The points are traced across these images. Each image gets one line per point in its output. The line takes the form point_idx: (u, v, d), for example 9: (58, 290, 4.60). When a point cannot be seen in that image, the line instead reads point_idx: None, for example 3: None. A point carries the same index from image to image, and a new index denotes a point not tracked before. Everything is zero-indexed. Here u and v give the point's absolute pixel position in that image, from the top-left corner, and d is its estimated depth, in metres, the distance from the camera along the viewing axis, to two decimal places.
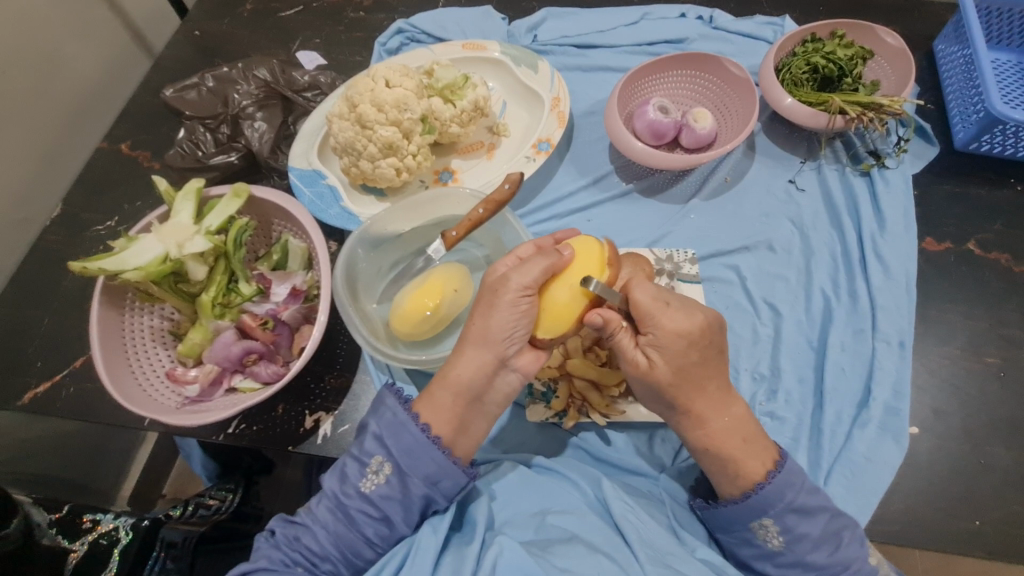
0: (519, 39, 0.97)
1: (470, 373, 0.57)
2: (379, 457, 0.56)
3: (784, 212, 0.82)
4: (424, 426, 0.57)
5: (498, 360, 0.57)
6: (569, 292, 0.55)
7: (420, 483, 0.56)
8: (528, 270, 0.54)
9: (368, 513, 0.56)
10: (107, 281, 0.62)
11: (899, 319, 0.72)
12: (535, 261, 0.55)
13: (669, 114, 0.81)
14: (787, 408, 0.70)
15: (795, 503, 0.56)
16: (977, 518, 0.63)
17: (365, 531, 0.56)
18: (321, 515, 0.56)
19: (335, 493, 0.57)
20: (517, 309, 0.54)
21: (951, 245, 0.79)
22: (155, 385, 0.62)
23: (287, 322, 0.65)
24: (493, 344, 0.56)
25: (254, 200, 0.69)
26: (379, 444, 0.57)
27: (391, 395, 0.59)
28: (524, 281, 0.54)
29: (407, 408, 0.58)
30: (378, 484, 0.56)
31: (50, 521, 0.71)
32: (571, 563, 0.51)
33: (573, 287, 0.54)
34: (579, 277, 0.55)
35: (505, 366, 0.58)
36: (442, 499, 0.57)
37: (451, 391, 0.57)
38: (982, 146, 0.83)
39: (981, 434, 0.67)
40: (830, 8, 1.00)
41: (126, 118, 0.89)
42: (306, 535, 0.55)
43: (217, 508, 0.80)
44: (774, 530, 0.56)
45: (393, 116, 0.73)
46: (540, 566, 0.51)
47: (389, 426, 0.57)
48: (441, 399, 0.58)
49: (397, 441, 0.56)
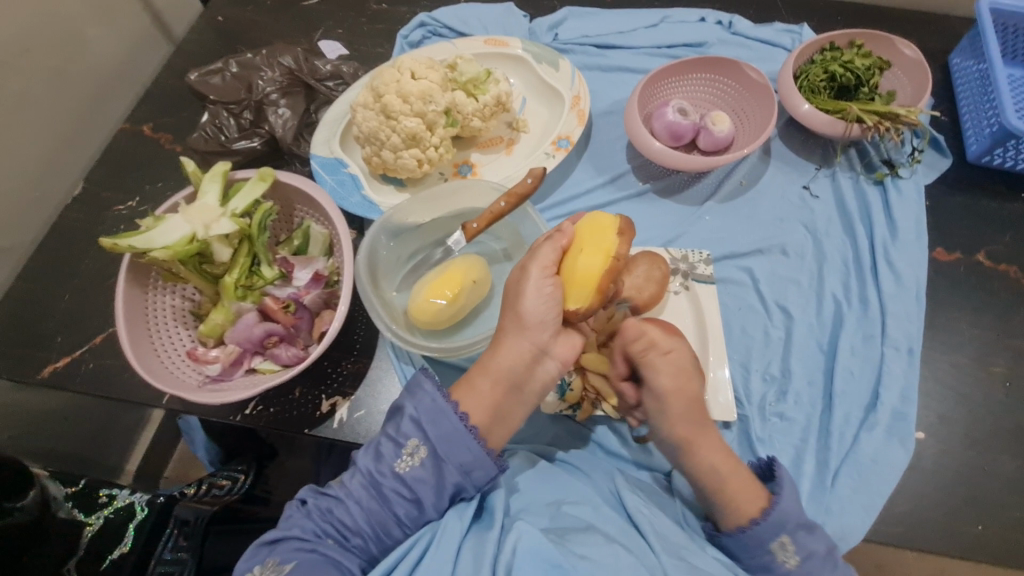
0: (540, 37, 0.97)
1: (511, 360, 0.59)
2: (415, 440, 0.57)
3: (799, 216, 0.83)
4: (463, 415, 0.57)
5: (538, 347, 0.59)
6: (582, 259, 0.57)
7: (453, 470, 0.57)
8: (540, 251, 0.58)
9: (401, 493, 0.56)
10: (134, 259, 0.62)
11: (908, 325, 0.73)
12: (544, 244, 0.59)
13: (688, 116, 0.83)
14: (796, 409, 0.71)
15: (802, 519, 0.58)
16: (980, 522, 0.64)
17: (396, 510, 0.57)
18: (354, 490, 0.57)
19: (369, 470, 0.57)
20: (543, 293, 0.58)
21: (961, 256, 0.80)
22: (176, 363, 0.63)
23: (308, 306, 0.66)
24: (529, 331, 0.59)
25: (278, 185, 0.69)
26: (416, 427, 0.57)
27: (428, 379, 0.59)
28: (541, 264, 0.58)
29: (445, 395, 0.58)
30: (412, 466, 0.56)
31: (66, 495, 0.71)
32: (590, 551, 0.52)
33: (583, 253, 0.57)
34: (587, 243, 0.57)
35: (544, 354, 0.60)
36: (472, 488, 0.58)
37: (491, 378, 0.60)
38: (994, 159, 0.84)
39: (986, 441, 0.69)
40: (847, 18, 1.01)
41: (149, 100, 0.90)
42: (338, 508, 0.56)
43: (228, 489, 0.80)
44: (792, 550, 0.57)
45: (418, 108, 0.74)
46: (563, 554, 0.51)
47: (428, 411, 0.57)
48: (482, 386, 0.60)
49: (436, 427, 0.57)
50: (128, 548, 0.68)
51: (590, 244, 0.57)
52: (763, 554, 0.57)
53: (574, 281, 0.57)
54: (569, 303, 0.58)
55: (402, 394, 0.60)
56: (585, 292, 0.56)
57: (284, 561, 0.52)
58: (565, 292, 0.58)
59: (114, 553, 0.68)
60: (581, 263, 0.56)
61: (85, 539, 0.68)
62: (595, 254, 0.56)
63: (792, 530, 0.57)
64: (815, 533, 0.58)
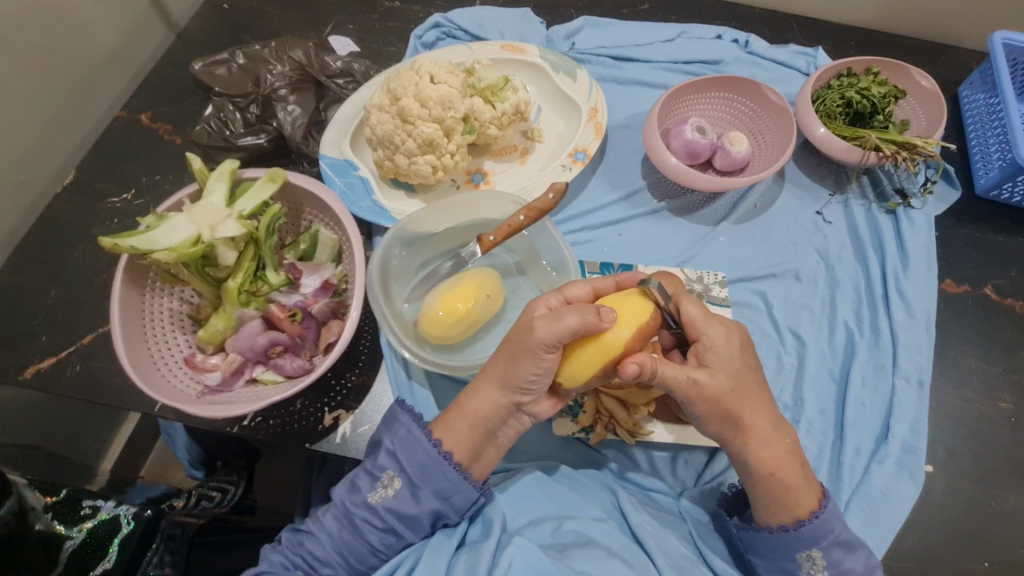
0: (557, 45, 0.95)
1: (488, 410, 0.56)
2: (390, 471, 0.55)
3: (811, 242, 0.83)
4: (436, 442, 0.56)
5: (514, 405, 0.57)
6: (592, 351, 0.53)
7: (430, 497, 0.55)
8: (559, 329, 0.51)
9: (373, 523, 0.54)
10: (133, 259, 0.59)
11: (919, 357, 0.73)
12: (569, 321, 0.51)
13: (706, 135, 0.82)
14: (809, 438, 0.71)
15: (843, 536, 0.56)
16: (986, 559, 0.65)
17: (369, 539, 0.54)
18: (326, 523, 0.55)
19: (342, 501, 0.55)
20: (540, 366, 0.53)
21: (969, 288, 0.81)
22: (173, 371, 0.60)
23: (315, 315, 0.63)
24: (512, 391, 0.56)
25: (288, 186, 0.66)
26: (392, 459, 0.56)
27: (404, 411, 0.57)
28: (550, 339, 0.52)
29: (421, 425, 0.57)
30: (386, 496, 0.55)
31: (45, 505, 0.65)
32: (587, 566, 0.51)
33: (596, 348, 0.53)
34: (607, 343, 0.53)
35: (519, 411, 0.58)
36: (453, 514, 0.56)
37: (468, 423, 0.56)
38: (1002, 194, 0.85)
39: (992, 477, 0.69)
40: (860, 44, 1.02)
41: (148, 89, 0.87)
42: (309, 540, 0.54)
43: (217, 501, 0.78)
44: (822, 564, 0.55)
45: (436, 113, 0.72)
46: (557, 565, 0.50)
47: (403, 442, 0.56)
48: (458, 428, 0.56)
49: (410, 456, 0.55)
50: (112, 564, 0.63)
51: (605, 345, 0.53)
52: (788, 559, 0.57)
53: (570, 361, 0.54)
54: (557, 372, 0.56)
55: (379, 428, 0.58)
56: (574, 377, 0.55)
57: None
58: (560, 365, 0.55)
59: (96, 569, 0.63)
60: (587, 356, 0.53)
61: (65, 556, 0.62)
62: (596, 352, 0.53)
63: (826, 545, 0.55)
64: (853, 552, 0.56)
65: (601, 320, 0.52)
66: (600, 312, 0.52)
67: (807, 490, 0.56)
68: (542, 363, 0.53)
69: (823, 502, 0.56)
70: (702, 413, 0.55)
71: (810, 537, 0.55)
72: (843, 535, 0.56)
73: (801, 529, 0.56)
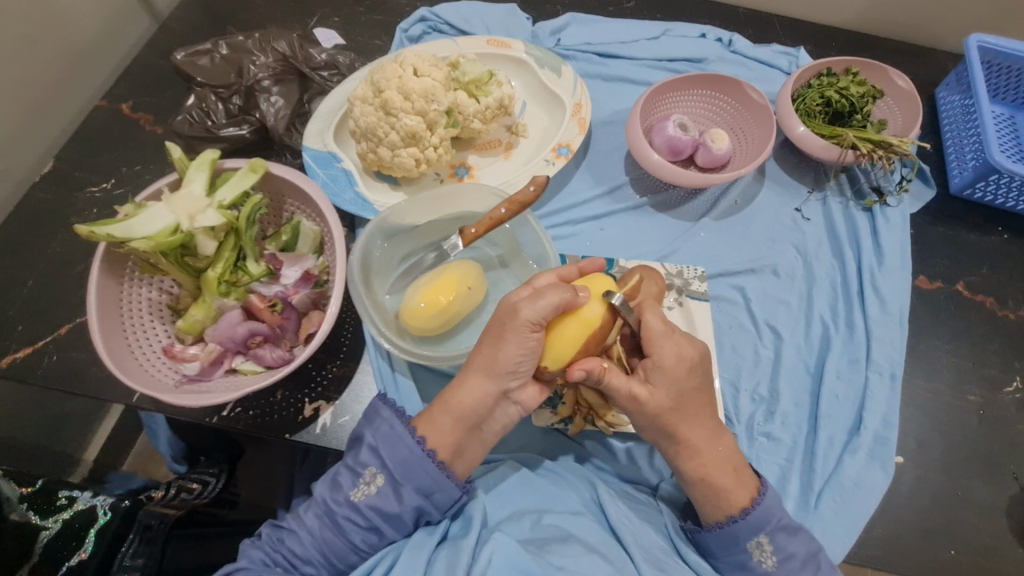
0: (543, 41, 0.96)
1: (474, 401, 0.56)
2: (373, 468, 0.55)
3: (789, 238, 0.84)
4: (420, 439, 0.56)
5: (501, 392, 0.57)
6: (576, 328, 0.55)
7: (412, 494, 0.55)
8: (541, 305, 0.53)
9: (356, 521, 0.54)
10: (110, 248, 0.59)
11: (892, 351, 0.75)
12: (549, 296, 0.53)
13: (688, 132, 0.83)
14: (783, 429, 0.72)
15: (784, 521, 0.58)
16: (953, 547, 0.66)
17: (352, 537, 0.54)
18: (308, 521, 0.55)
19: (324, 499, 0.55)
20: (526, 344, 0.54)
21: (941, 285, 0.82)
22: (151, 360, 0.60)
23: (296, 306, 0.63)
24: (499, 377, 0.56)
25: (270, 177, 0.66)
26: (374, 455, 0.56)
27: (387, 407, 0.57)
28: (535, 317, 0.53)
29: (404, 420, 0.57)
30: (369, 493, 0.54)
31: (21, 496, 0.64)
32: (566, 562, 0.51)
33: (581, 324, 0.55)
34: (587, 317, 0.55)
35: (506, 398, 0.58)
36: (435, 511, 0.56)
37: (451, 416, 0.57)
38: (976, 193, 0.87)
39: (960, 468, 0.71)
40: (841, 45, 1.03)
41: (130, 78, 0.86)
42: (289, 537, 0.54)
43: (197, 493, 0.78)
44: (769, 550, 0.57)
45: (420, 106, 0.72)
46: (538, 563, 0.51)
47: (386, 438, 0.56)
48: (442, 422, 0.57)
49: (392, 452, 0.55)
50: (88, 555, 0.62)
51: (585, 318, 0.55)
52: (739, 552, 0.58)
53: (552, 343, 0.56)
54: (542, 358, 0.57)
55: (360, 424, 0.58)
56: (562, 359, 0.56)
57: None
58: (543, 349, 0.56)
59: (71, 559, 0.62)
60: (569, 333, 0.55)
61: (39, 548, 0.61)
62: (579, 328, 0.55)
63: (771, 530, 0.57)
64: (795, 536, 0.58)
65: (576, 296, 0.54)
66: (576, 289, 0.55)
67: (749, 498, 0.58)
68: (528, 341, 0.54)
69: (761, 490, 0.59)
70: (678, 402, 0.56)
71: (756, 523, 0.57)
72: (784, 519, 0.58)
73: (747, 516, 0.57)
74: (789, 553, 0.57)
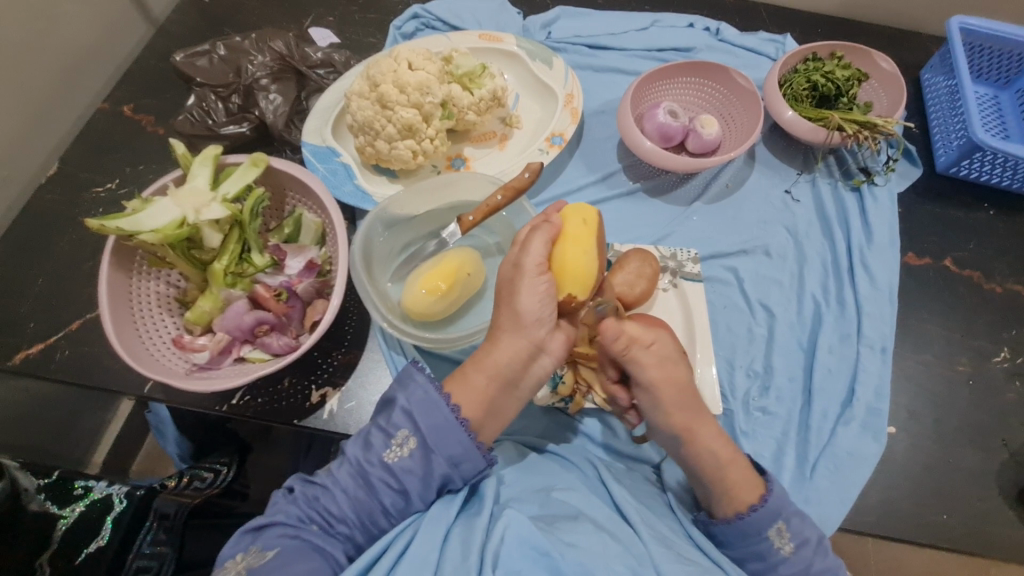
0: (533, 35, 0.98)
1: (509, 357, 0.59)
2: (405, 431, 0.57)
3: (781, 219, 0.86)
4: (454, 406, 0.57)
5: (535, 344, 0.59)
6: (571, 250, 0.60)
7: (442, 462, 0.56)
8: (534, 246, 0.59)
9: (388, 483, 0.56)
10: (119, 241, 0.60)
11: (882, 325, 0.77)
12: (536, 237, 0.60)
13: (678, 118, 0.84)
14: (778, 404, 0.74)
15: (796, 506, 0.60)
16: (946, 512, 0.68)
17: (383, 500, 0.56)
18: (341, 478, 0.56)
19: (357, 459, 0.57)
20: (538, 289, 0.59)
21: (930, 261, 0.84)
22: (162, 350, 0.61)
23: (300, 295, 0.65)
24: (525, 329, 0.59)
25: (271, 171, 0.68)
26: (407, 419, 0.57)
27: (418, 371, 0.59)
28: (535, 259, 0.59)
29: (438, 386, 0.58)
30: (401, 455, 0.56)
31: (38, 486, 0.65)
32: (577, 539, 0.53)
33: (573, 245, 0.61)
34: (574, 235, 0.61)
35: (541, 351, 0.60)
36: (459, 480, 0.58)
37: (485, 374, 0.59)
38: (961, 170, 0.88)
39: (951, 437, 0.73)
40: (826, 31, 1.05)
41: (130, 80, 0.88)
42: (325, 495, 0.55)
43: (211, 481, 0.79)
44: (788, 535, 0.59)
45: (415, 99, 0.74)
46: (549, 539, 0.52)
47: (421, 402, 0.57)
48: (476, 381, 0.59)
49: (426, 417, 0.57)
50: (105, 540, 0.65)
51: (573, 235, 0.61)
52: (760, 541, 0.59)
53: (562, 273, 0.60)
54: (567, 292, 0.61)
55: (392, 387, 0.59)
56: (584, 281, 0.61)
57: (268, 547, 0.51)
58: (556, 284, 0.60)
59: (89, 546, 0.64)
60: (574, 254, 0.60)
61: (57, 534, 0.63)
62: (574, 246, 0.60)
63: (786, 516, 0.59)
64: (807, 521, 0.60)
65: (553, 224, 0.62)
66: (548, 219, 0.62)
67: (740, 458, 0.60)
68: (540, 286, 0.59)
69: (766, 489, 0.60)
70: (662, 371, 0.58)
71: (774, 509, 0.59)
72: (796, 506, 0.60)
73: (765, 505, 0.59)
74: (804, 538, 0.59)
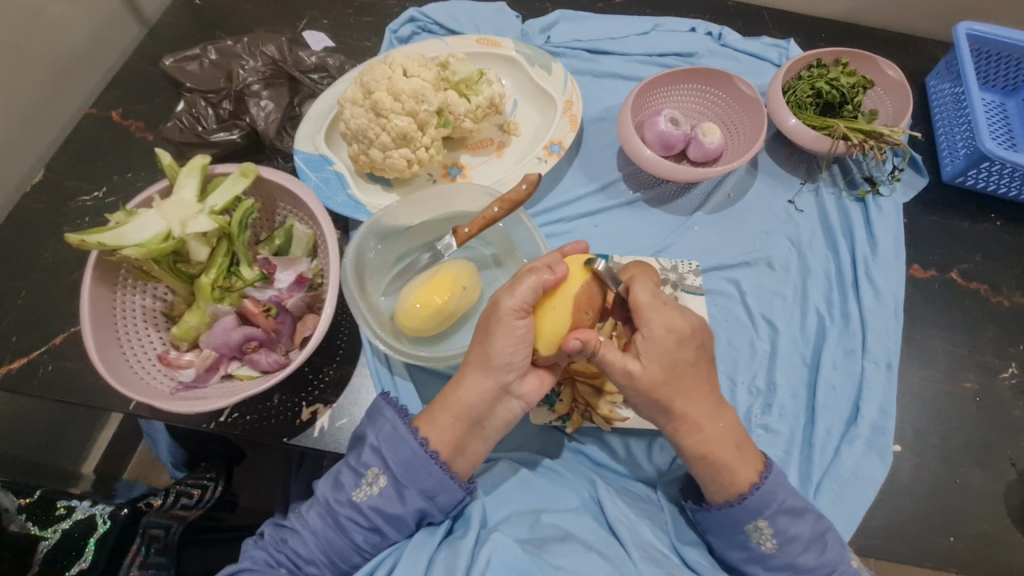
0: (532, 39, 0.96)
1: (473, 398, 0.57)
2: (375, 469, 0.55)
3: (784, 231, 0.84)
4: (423, 441, 0.56)
5: (500, 386, 0.57)
6: (558, 312, 0.55)
7: (415, 496, 0.55)
8: (519, 290, 0.54)
9: (358, 522, 0.54)
10: (103, 256, 0.58)
11: (887, 341, 0.75)
12: (526, 280, 0.54)
13: (679, 126, 0.82)
14: (781, 421, 0.72)
15: (787, 504, 0.57)
16: (952, 534, 0.67)
17: (354, 538, 0.54)
18: (310, 520, 0.55)
19: (326, 499, 0.55)
20: (513, 334, 0.55)
21: (936, 273, 0.83)
22: (146, 368, 0.60)
23: (290, 310, 0.63)
24: (495, 371, 0.56)
25: (261, 181, 0.66)
26: (377, 456, 0.56)
27: (388, 406, 0.58)
28: (517, 303, 0.54)
29: (406, 421, 0.57)
30: (371, 494, 0.54)
31: (19, 506, 0.65)
32: (565, 561, 0.51)
33: (563, 307, 0.55)
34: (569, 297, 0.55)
35: (507, 394, 0.58)
36: (438, 512, 0.56)
37: (451, 414, 0.57)
38: (968, 180, 0.87)
39: (957, 455, 0.71)
40: (831, 36, 1.03)
41: (118, 85, 0.86)
42: (292, 538, 0.54)
43: (198, 499, 0.76)
44: (768, 533, 0.57)
45: (410, 106, 0.72)
46: (537, 564, 0.50)
47: (388, 439, 0.56)
48: (442, 422, 0.57)
49: (395, 454, 0.55)
50: (88, 563, 0.63)
51: (568, 291, 0.55)
52: (737, 534, 0.58)
53: (542, 328, 0.55)
54: (536, 348, 0.57)
55: (363, 423, 0.58)
56: (555, 346, 0.56)
57: None
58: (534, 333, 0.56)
59: (72, 568, 0.62)
60: (553, 313, 0.55)
61: (39, 556, 0.62)
62: (566, 308, 0.55)
63: (770, 515, 0.57)
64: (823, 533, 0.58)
65: (554, 275, 0.55)
66: (553, 267, 0.55)
67: (744, 482, 0.58)
68: (516, 330, 0.55)
69: (763, 474, 0.58)
70: (659, 389, 0.57)
71: (754, 508, 0.57)
72: (787, 502, 0.57)
73: (744, 502, 0.57)
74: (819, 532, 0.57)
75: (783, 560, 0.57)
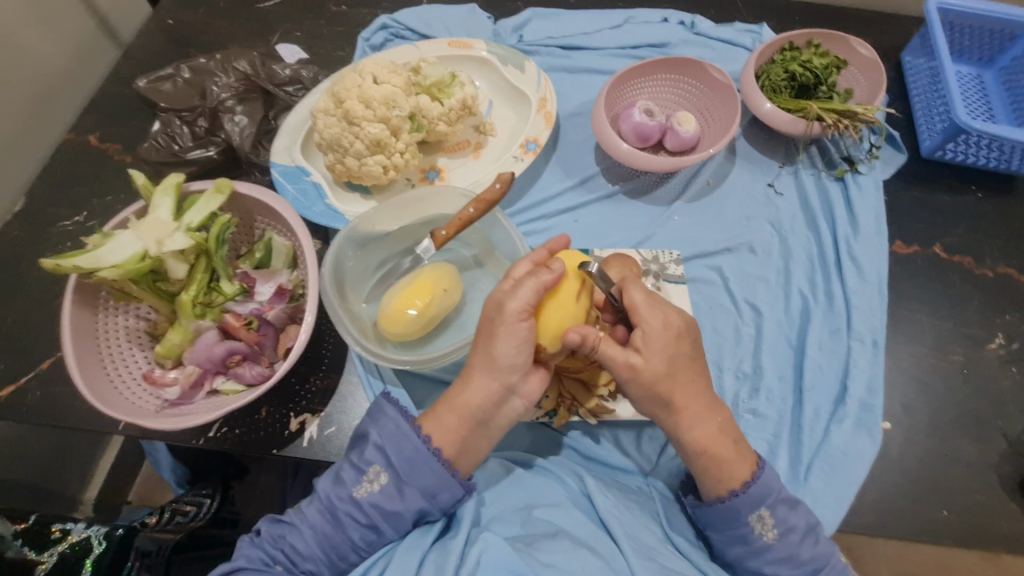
0: (505, 39, 0.96)
1: (479, 399, 0.57)
2: (377, 465, 0.55)
3: (764, 214, 0.84)
4: (425, 438, 0.56)
5: (506, 387, 0.57)
6: (561, 310, 0.55)
7: (415, 494, 0.55)
8: (521, 291, 0.54)
9: (356, 518, 0.54)
10: (81, 279, 0.59)
11: (872, 319, 0.75)
12: (527, 281, 0.54)
13: (654, 117, 0.82)
14: (769, 405, 0.72)
15: (784, 493, 0.58)
16: (945, 508, 0.67)
17: (352, 536, 0.54)
18: (309, 516, 0.55)
19: (327, 495, 0.55)
20: (516, 335, 0.55)
21: (919, 248, 0.83)
22: (131, 388, 0.60)
23: (272, 322, 0.63)
24: (500, 372, 0.56)
25: (237, 196, 0.66)
26: (379, 453, 0.56)
27: (389, 404, 0.58)
28: (520, 305, 0.54)
29: (409, 419, 0.57)
30: (371, 491, 0.55)
31: (14, 532, 0.63)
32: (555, 558, 0.51)
33: (564, 307, 0.55)
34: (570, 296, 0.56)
35: (511, 394, 0.58)
36: (436, 511, 0.56)
37: (457, 414, 0.57)
38: (947, 154, 0.86)
39: (948, 429, 0.71)
40: (804, 18, 1.03)
41: (94, 108, 0.86)
42: (290, 534, 0.54)
43: (193, 514, 0.79)
44: (771, 522, 0.57)
45: (382, 113, 0.72)
46: (526, 561, 0.50)
47: (391, 436, 0.56)
48: (448, 421, 0.57)
49: (398, 451, 0.56)
50: None
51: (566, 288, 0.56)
52: (741, 525, 0.58)
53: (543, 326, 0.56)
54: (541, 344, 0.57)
55: (365, 421, 0.59)
56: (560, 338, 0.56)
57: None
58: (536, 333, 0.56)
59: None
60: (555, 311, 0.55)
61: None
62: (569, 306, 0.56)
63: (771, 503, 0.57)
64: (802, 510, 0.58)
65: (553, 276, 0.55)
66: (550, 263, 0.57)
67: (727, 466, 0.58)
68: (519, 331, 0.54)
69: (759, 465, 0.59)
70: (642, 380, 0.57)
71: (757, 496, 0.57)
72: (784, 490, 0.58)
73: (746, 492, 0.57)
74: (802, 528, 0.57)
75: (794, 547, 0.57)
